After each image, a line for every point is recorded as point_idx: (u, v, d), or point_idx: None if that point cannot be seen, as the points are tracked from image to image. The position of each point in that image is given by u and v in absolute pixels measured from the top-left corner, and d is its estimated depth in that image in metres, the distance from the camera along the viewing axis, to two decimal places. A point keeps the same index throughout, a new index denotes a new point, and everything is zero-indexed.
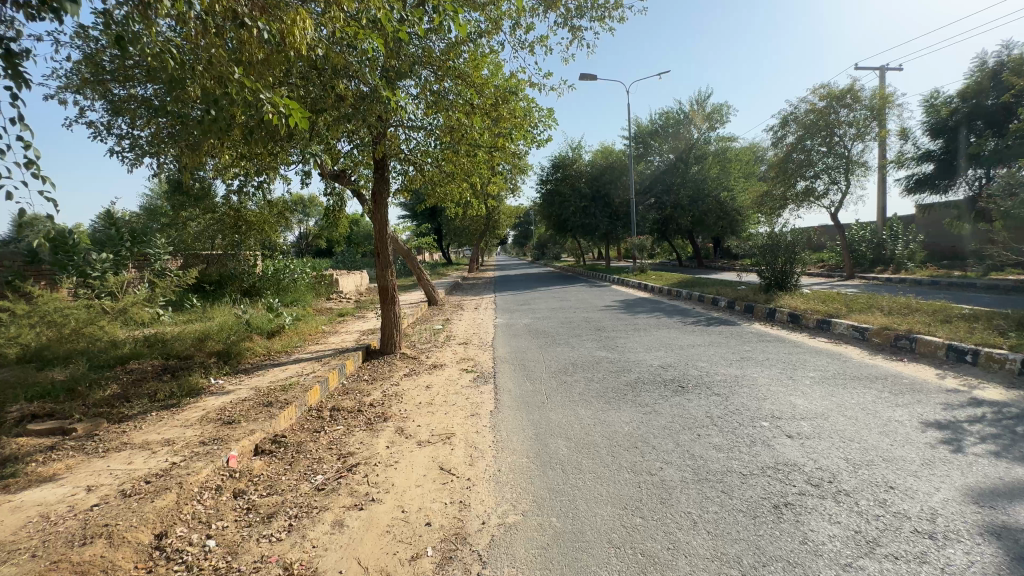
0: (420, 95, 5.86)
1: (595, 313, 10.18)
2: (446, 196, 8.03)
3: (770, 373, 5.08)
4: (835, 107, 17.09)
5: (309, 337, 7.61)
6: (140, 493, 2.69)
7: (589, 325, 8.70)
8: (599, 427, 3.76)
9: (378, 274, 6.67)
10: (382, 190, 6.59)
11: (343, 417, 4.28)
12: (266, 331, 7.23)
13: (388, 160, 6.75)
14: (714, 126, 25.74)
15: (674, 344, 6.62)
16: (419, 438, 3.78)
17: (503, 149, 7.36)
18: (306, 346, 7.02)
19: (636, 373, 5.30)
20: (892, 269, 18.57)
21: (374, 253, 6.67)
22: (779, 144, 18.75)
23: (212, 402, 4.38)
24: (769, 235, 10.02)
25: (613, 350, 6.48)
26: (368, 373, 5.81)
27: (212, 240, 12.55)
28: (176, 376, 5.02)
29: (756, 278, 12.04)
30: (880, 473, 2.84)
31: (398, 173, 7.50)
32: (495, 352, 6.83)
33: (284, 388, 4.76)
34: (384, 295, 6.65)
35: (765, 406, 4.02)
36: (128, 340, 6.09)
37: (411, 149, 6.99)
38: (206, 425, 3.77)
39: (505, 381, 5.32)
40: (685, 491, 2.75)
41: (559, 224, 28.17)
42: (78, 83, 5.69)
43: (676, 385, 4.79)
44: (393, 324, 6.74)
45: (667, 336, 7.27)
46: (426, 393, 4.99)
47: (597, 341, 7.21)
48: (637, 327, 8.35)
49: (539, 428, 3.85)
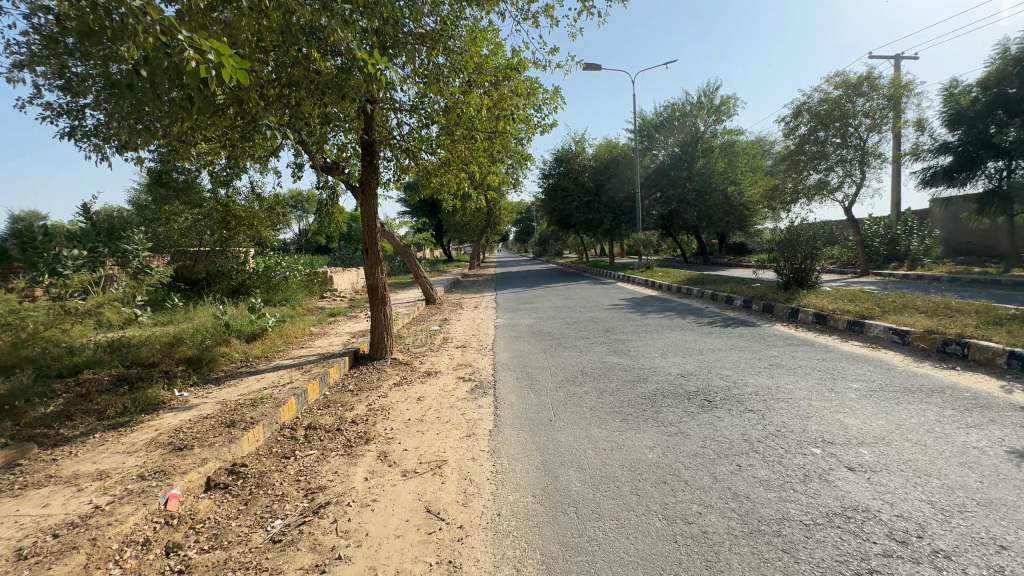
0: (411, 71, 5.23)
1: (602, 313, 9.57)
2: (442, 187, 7.42)
3: (806, 383, 4.48)
4: (851, 96, 16.39)
5: (294, 340, 7.03)
6: (38, 556, 2.10)
7: (597, 327, 8.08)
8: (617, 455, 3.15)
9: (367, 271, 6.10)
10: (370, 184, 5.98)
11: (319, 438, 3.70)
12: (246, 334, 6.65)
13: (376, 143, 5.97)
14: (721, 118, 24.98)
15: (692, 349, 6.01)
16: (404, 467, 3.19)
17: (504, 135, 6.72)
18: (289, 351, 6.43)
19: (654, 383, 4.70)
20: (907, 265, 17.96)
21: (362, 250, 6.06)
22: (790, 135, 18.06)
23: (169, 420, 3.79)
24: (788, 229, 9.37)
25: (626, 355, 5.87)
26: (354, 382, 5.22)
27: (199, 235, 11.98)
28: (133, 389, 4.43)
29: (771, 275, 11.39)
30: (981, 525, 2.23)
31: (390, 163, 6.99)
32: (496, 357, 6.23)
33: (253, 402, 4.16)
34: (373, 295, 6.06)
35: (811, 427, 3.41)
36: (90, 347, 5.52)
37: (404, 135, 6.48)
38: (151, 453, 3.17)
39: (507, 391, 4.73)
40: (735, 549, 2.16)
41: (562, 220, 27.55)
42: (30, 59, 5.11)
43: (702, 398, 4.19)
44: (383, 327, 6.14)
45: (683, 339, 6.66)
46: (416, 407, 4.40)
47: (606, 345, 6.60)
48: (649, 328, 7.74)
49: (546, 454, 3.25)
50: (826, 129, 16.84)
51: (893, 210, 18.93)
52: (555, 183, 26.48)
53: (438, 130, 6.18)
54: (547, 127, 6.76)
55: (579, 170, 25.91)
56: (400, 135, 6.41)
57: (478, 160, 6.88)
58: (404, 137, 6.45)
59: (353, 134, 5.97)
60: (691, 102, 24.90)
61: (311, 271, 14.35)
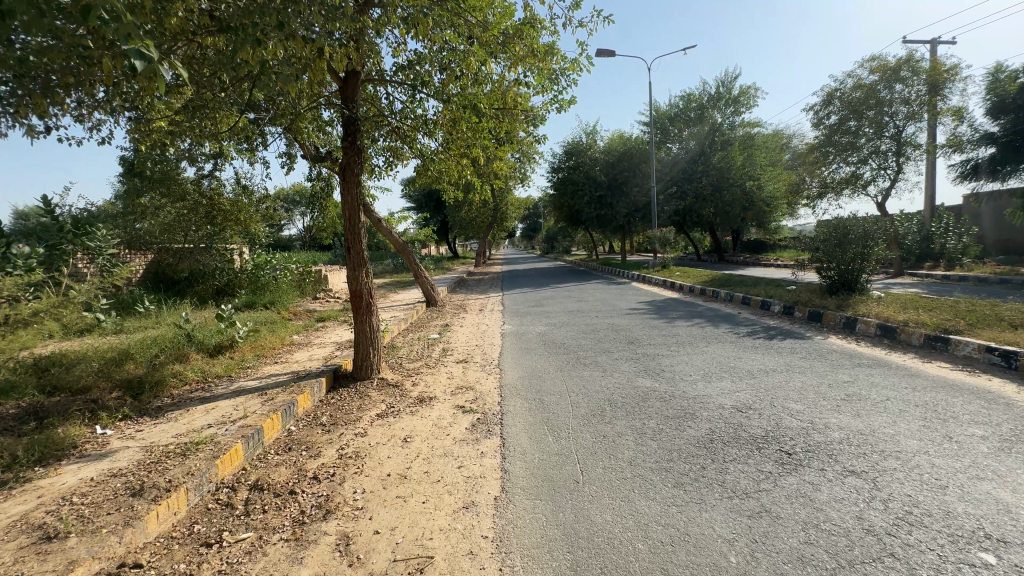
0: (403, 24, 4.21)
1: (622, 319, 8.53)
2: (440, 175, 6.41)
3: (909, 426, 3.43)
4: (888, 82, 15.14)
5: (269, 353, 6.04)
6: None
7: (618, 337, 7.04)
8: (684, 557, 2.14)
9: (350, 275, 5.09)
10: (353, 169, 4.95)
11: (262, 510, 2.70)
12: (209, 347, 5.66)
13: (360, 121, 4.99)
14: (740, 110, 23.86)
15: (741, 372, 4.95)
16: (371, 569, 2.19)
17: (514, 110, 5.72)
18: (259, 368, 5.44)
19: (707, 422, 3.67)
20: (943, 265, 16.75)
21: (344, 248, 5.05)
22: (819, 126, 16.87)
23: (65, 480, 2.81)
24: (835, 226, 8.27)
25: (660, 379, 4.82)
26: (328, 413, 4.24)
27: (183, 231, 10.85)
28: (38, 428, 3.44)
29: (807, 277, 10.32)
30: None
31: (380, 149, 6.04)
32: (503, 376, 5.22)
33: (184, 450, 3.16)
34: (357, 303, 5.08)
35: (960, 512, 2.35)
36: (11, 364, 4.54)
37: (398, 113, 5.51)
38: (6, 545, 2.18)
39: (517, 430, 3.73)
40: None
41: (572, 215, 26.51)
42: None
43: (777, 450, 3.14)
44: (370, 341, 5.13)
45: (725, 356, 5.63)
46: (400, 454, 3.39)
47: (634, 362, 5.56)
48: (679, 339, 6.72)
49: (580, 550, 2.23)
50: (859, 118, 15.62)
51: (927, 205, 17.69)
52: (565, 177, 25.27)
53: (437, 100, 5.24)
54: (564, 103, 5.70)
55: (590, 163, 24.68)
56: (392, 113, 5.44)
57: (484, 144, 5.88)
58: (398, 114, 5.49)
59: (334, 111, 4.99)
60: (708, 92, 23.80)
61: (304, 269, 13.40)
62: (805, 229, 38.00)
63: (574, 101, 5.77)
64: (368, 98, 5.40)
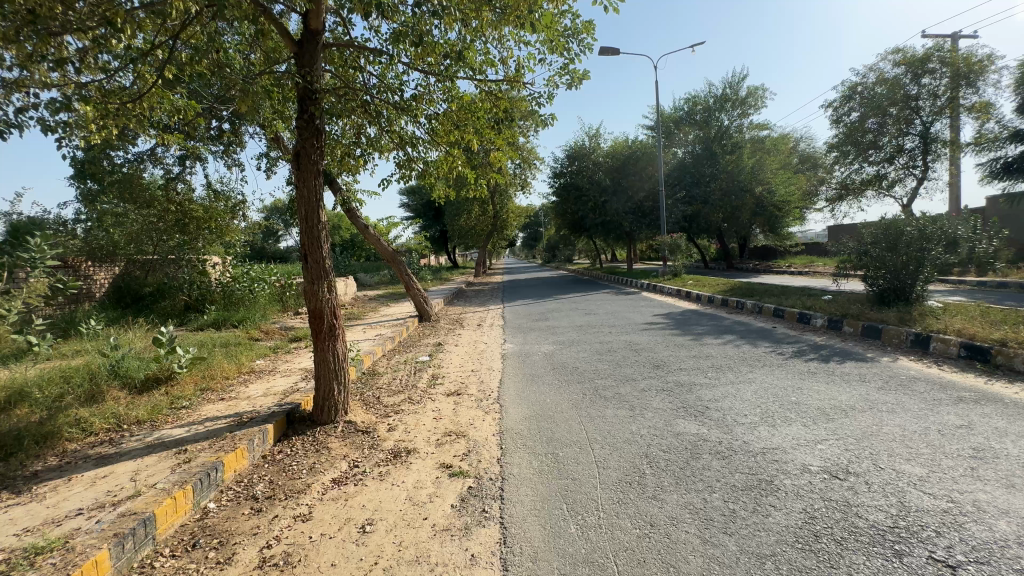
0: None
1: (640, 336, 7.42)
2: (427, 168, 5.40)
3: None
4: (913, 75, 14.13)
5: (218, 386, 4.94)
6: None
7: (640, 360, 5.92)
8: None
9: (307, 290, 3.96)
10: (311, 155, 3.87)
11: None
12: (138, 382, 4.55)
13: (319, 92, 3.92)
14: (748, 112, 22.87)
15: (813, 412, 3.82)
16: None
17: (516, 86, 4.69)
18: (197, 408, 4.30)
19: (798, 499, 2.55)
20: (974, 271, 15.58)
21: (300, 255, 3.94)
22: (838, 123, 15.94)
23: None
24: (884, 228, 7.19)
25: (707, 423, 3.69)
26: (267, 479, 3.13)
27: (152, 241, 9.81)
28: None
29: (845, 286, 9.22)
30: None
31: (353, 137, 4.99)
32: (503, 417, 4.10)
33: (12, 567, 2.05)
34: (318, 326, 3.98)
35: None
36: None
37: (372, 87, 4.47)
38: None
39: (524, 511, 2.61)
40: None
41: (575, 222, 25.52)
42: None
43: (933, 561, 2.02)
44: (334, 374, 4.02)
45: (781, 387, 4.51)
46: (351, 559, 2.28)
47: (667, 395, 4.44)
48: (715, 362, 5.61)
49: None
50: (883, 114, 14.68)
51: (952, 207, 16.64)
52: (567, 183, 24.29)
53: (444, 76, 4.43)
54: (575, 77, 4.66)
55: (593, 168, 23.67)
56: (367, 88, 4.43)
57: (479, 127, 4.89)
58: (376, 91, 4.51)
59: (289, 79, 3.96)
60: (715, 94, 22.83)
61: (286, 281, 12.30)
62: (815, 234, 36.81)
63: (587, 75, 4.73)
64: (336, 71, 4.41)
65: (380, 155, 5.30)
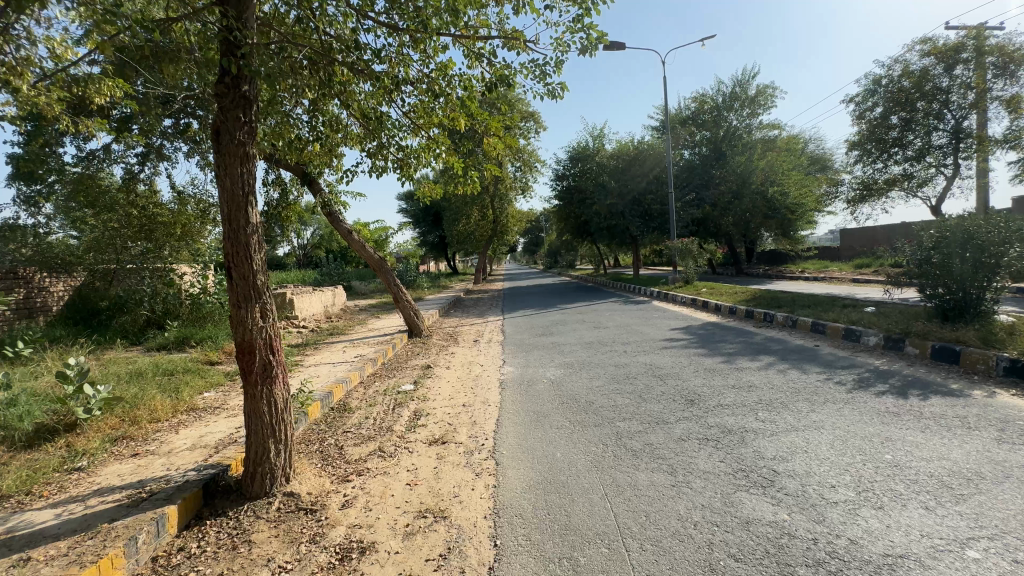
0: None
1: (662, 357, 6.37)
2: (406, 156, 4.39)
3: None
4: (942, 66, 13.13)
5: (138, 434, 3.89)
6: None
7: (668, 391, 4.87)
8: None
9: (232, 313, 2.90)
10: (234, 133, 2.83)
11: None
12: (26, 434, 3.51)
13: (248, 44, 2.89)
14: (759, 111, 21.84)
15: (927, 484, 2.74)
16: None
17: (514, 46, 3.69)
18: (95, 471, 3.25)
19: None
20: None
21: (222, 263, 2.88)
22: (860, 119, 14.95)
23: None
24: (949, 232, 6.15)
25: (785, 502, 2.63)
26: None
27: (113, 249, 8.67)
28: None
29: (890, 297, 8.16)
30: None
31: (312, 114, 4.00)
32: (500, 485, 3.05)
33: None
34: (247, 362, 2.91)
35: None
36: None
37: (330, 45, 3.47)
38: None
39: None
40: None
41: (579, 226, 24.53)
42: None
43: None
44: (268, 430, 2.96)
45: (863, 438, 3.44)
46: None
47: (715, 448, 3.39)
48: (761, 395, 4.55)
49: None
50: (909, 109, 13.70)
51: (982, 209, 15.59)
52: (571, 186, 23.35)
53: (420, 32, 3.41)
54: (589, 37, 3.66)
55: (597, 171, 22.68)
56: (321, 47, 3.41)
57: (468, 104, 3.89)
58: (335, 54, 3.51)
59: (215, 25, 2.96)
60: (723, 93, 21.82)
61: None
62: (831, 237, 35.56)
63: (606, 35, 3.74)
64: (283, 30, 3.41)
65: (348, 141, 4.29)
